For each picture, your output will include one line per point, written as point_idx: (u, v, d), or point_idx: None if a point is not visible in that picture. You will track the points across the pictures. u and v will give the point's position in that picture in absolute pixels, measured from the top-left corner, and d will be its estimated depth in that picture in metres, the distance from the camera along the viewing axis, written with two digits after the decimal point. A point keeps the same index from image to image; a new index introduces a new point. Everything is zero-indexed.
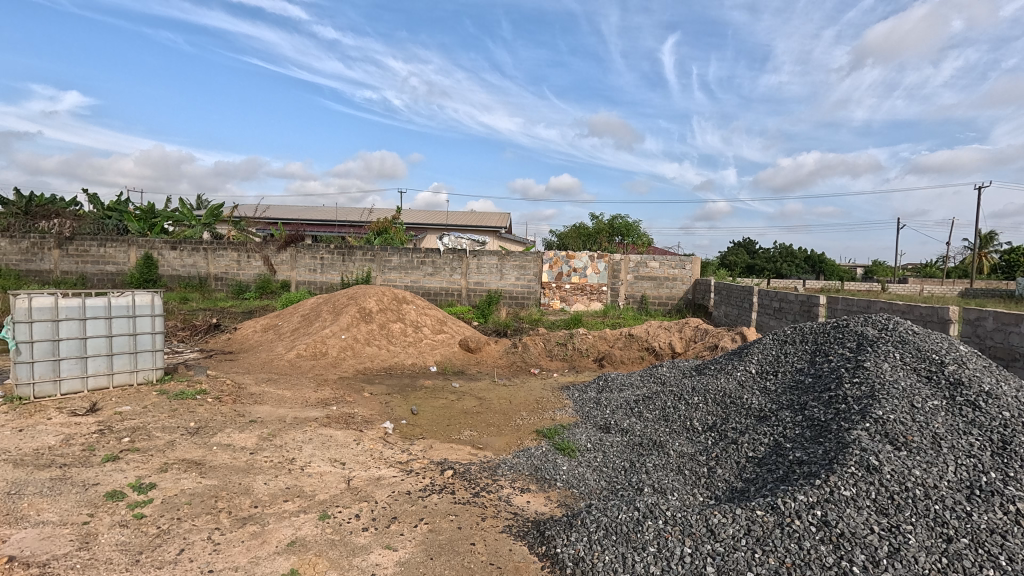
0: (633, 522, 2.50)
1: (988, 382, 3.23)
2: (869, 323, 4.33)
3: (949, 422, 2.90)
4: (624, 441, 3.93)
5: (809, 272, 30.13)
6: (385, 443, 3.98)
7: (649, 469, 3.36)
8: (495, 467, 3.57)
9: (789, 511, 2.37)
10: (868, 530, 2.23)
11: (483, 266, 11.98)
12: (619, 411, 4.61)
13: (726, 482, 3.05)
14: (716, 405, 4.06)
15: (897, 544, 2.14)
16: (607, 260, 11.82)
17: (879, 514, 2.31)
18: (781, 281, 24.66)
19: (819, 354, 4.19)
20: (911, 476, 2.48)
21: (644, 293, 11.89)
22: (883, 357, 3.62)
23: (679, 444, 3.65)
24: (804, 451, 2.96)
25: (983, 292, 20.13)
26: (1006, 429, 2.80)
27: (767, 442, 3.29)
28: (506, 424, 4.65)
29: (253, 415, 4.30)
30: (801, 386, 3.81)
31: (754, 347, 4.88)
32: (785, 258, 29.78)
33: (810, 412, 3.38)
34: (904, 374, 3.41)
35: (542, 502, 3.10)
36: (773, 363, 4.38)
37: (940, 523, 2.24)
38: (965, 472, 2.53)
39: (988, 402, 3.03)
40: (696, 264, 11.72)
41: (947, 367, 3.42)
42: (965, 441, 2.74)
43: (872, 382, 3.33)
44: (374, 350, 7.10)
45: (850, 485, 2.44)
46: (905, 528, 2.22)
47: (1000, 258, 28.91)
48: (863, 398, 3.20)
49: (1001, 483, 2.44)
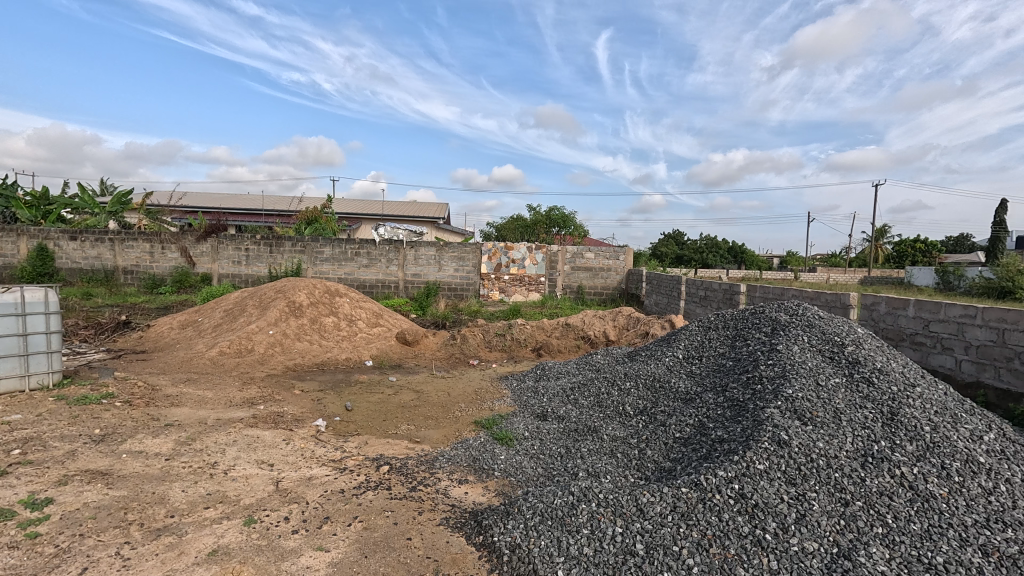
0: (567, 506, 2.57)
1: (880, 360, 3.58)
2: (782, 309, 4.67)
3: (848, 397, 3.18)
4: (560, 428, 4.02)
5: (731, 263, 32.28)
6: (317, 441, 3.84)
7: (584, 454, 3.47)
8: (433, 461, 3.55)
9: (710, 487, 2.52)
10: (778, 500, 2.41)
11: (420, 257, 11.77)
12: (555, 399, 4.71)
13: (655, 463, 3.20)
14: (646, 389, 4.25)
15: (803, 510, 2.34)
16: (544, 252, 12.06)
17: (788, 484, 2.51)
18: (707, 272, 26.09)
19: (739, 339, 4.47)
20: (815, 448, 2.71)
21: (580, 283, 12.21)
22: (794, 341, 3.93)
23: (612, 428, 3.79)
24: (724, 430, 3.16)
25: (880, 280, 22.47)
26: (894, 400, 3.12)
27: (692, 423, 3.47)
28: (444, 416, 4.62)
29: (170, 419, 4.00)
30: (722, 369, 4.06)
31: (681, 333, 5.14)
32: (711, 249, 31.71)
33: (730, 394, 3.60)
34: (811, 355, 3.71)
35: (480, 492, 3.11)
36: (698, 349, 4.64)
37: (839, 489, 2.47)
38: (860, 441, 2.79)
39: (880, 377, 3.35)
40: (629, 255, 12.15)
41: (847, 348, 3.76)
42: (861, 413, 3.02)
43: (783, 363, 3.61)
44: (306, 345, 6.79)
45: (763, 459, 2.63)
46: (810, 495, 2.42)
47: (892, 249, 32.25)
48: (776, 378, 3.45)
49: (890, 449, 2.72)
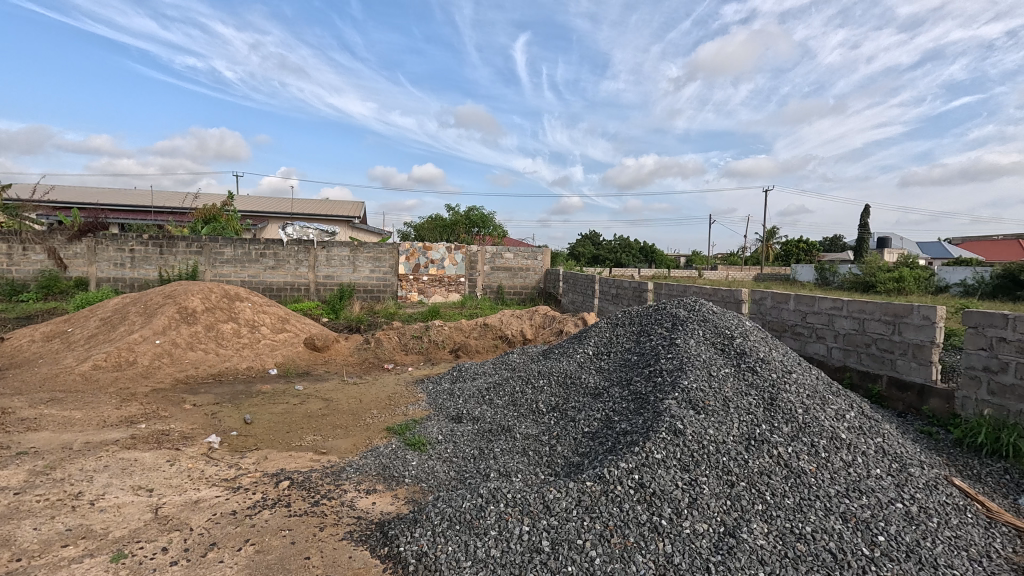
0: (475, 509, 2.55)
1: (763, 350, 3.92)
2: (681, 305, 4.98)
3: (736, 386, 3.45)
4: (475, 429, 4.00)
5: (643, 262, 34.12)
6: (208, 460, 3.51)
7: (496, 454, 3.47)
8: (339, 472, 3.38)
9: (612, 479, 2.61)
10: (673, 486, 2.55)
11: (333, 258, 11.23)
12: (471, 400, 4.68)
13: (564, 458, 3.27)
14: (558, 386, 4.35)
15: (694, 494, 2.49)
16: (464, 252, 12.01)
17: (682, 470, 2.66)
18: (622, 270, 27.35)
19: (643, 334, 4.71)
20: (706, 435, 2.90)
21: (499, 283, 12.29)
22: (691, 335, 4.20)
23: (525, 427, 3.83)
24: (628, 422, 3.30)
25: (771, 277, 24.78)
26: (774, 386, 3.42)
27: (600, 417, 3.59)
28: (354, 424, 4.42)
29: (25, 446, 3.47)
30: (628, 364, 4.25)
31: (591, 330, 5.32)
32: (624, 249, 33.33)
33: (634, 387, 3.77)
34: (705, 348, 3.98)
35: (388, 501, 3.01)
36: (607, 345, 4.82)
37: (726, 472, 2.65)
38: (746, 426, 3.02)
39: (762, 366, 3.67)
40: (546, 256, 12.41)
41: (736, 340, 4.08)
42: (746, 400, 3.28)
43: (680, 356, 3.84)
44: (199, 355, 6.21)
45: (661, 449, 2.77)
46: (701, 480, 2.59)
47: (780, 248, 35.73)
48: (674, 371, 3.66)
49: (769, 432, 2.97)
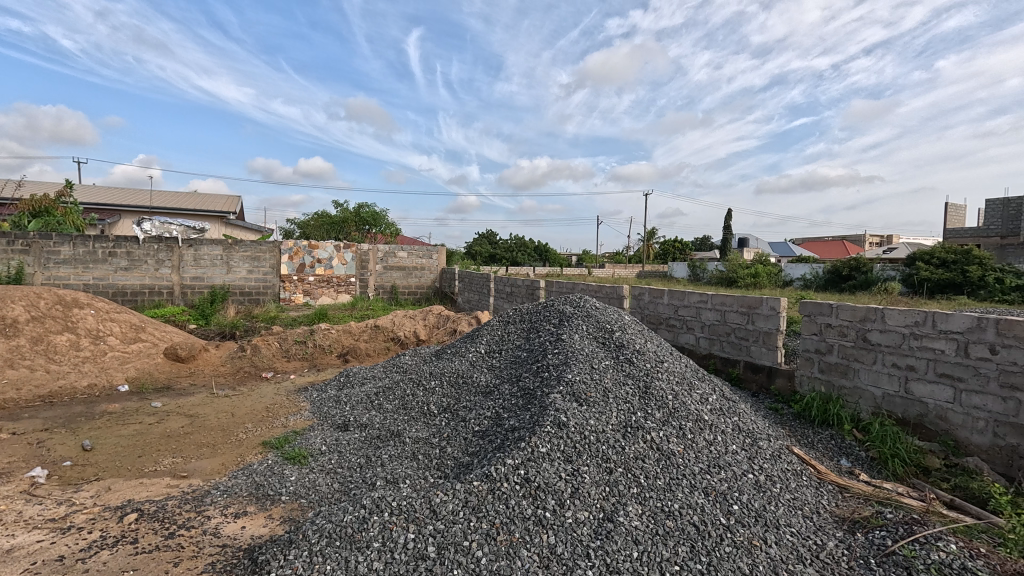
0: (357, 522, 2.42)
1: (639, 342, 4.21)
2: (567, 302, 5.18)
3: (615, 377, 3.66)
4: (362, 437, 3.81)
5: (537, 261, 35.24)
6: (30, 498, 2.95)
7: (384, 462, 3.33)
8: (202, 496, 3.02)
9: (499, 476, 2.62)
10: (557, 478, 2.62)
11: (202, 257, 10.10)
12: (359, 406, 4.46)
13: (454, 459, 3.23)
14: (450, 387, 4.29)
15: (576, 484, 2.59)
16: (354, 251, 11.47)
17: (565, 462, 2.75)
18: (517, 269, 28.00)
19: (532, 331, 4.82)
20: (588, 426, 3.03)
21: (393, 283, 11.91)
22: (575, 330, 4.38)
23: (415, 430, 3.72)
24: (516, 418, 3.34)
25: (651, 274, 26.90)
26: (648, 375, 3.68)
27: (489, 415, 3.60)
28: (223, 441, 4.00)
29: None
30: (518, 361, 4.32)
31: (483, 328, 5.34)
32: (520, 247, 34.17)
33: (523, 383, 3.84)
34: (588, 343, 4.17)
35: (261, 523, 2.74)
36: (498, 343, 4.87)
37: (605, 460, 2.79)
38: (623, 414, 3.21)
39: (638, 357, 3.93)
40: (441, 255, 12.27)
41: (615, 334, 4.34)
42: (624, 390, 3.49)
43: (566, 351, 3.98)
44: (23, 373, 5.22)
45: (546, 443, 2.84)
46: (583, 470, 2.69)
47: (659, 248, 38.95)
48: (559, 366, 3.79)
49: (644, 418, 3.18)
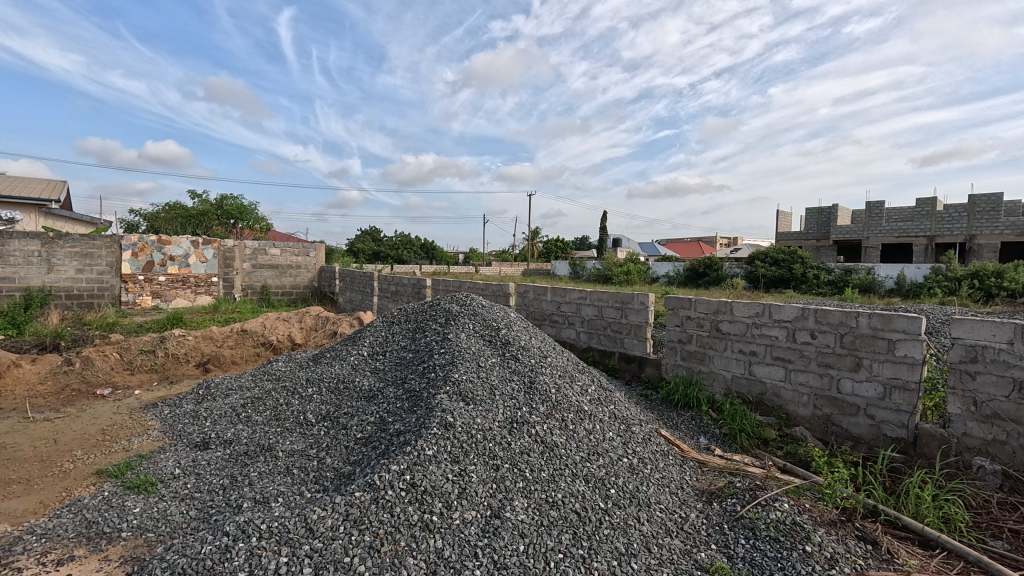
0: (218, 553, 2.14)
1: (524, 339, 4.31)
2: (453, 301, 5.14)
3: (501, 374, 3.70)
4: (226, 455, 3.41)
5: (424, 259, 34.71)
6: None
7: (252, 480, 3.01)
8: (11, 546, 2.47)
9: (383, 484, 2.49)
10: (444, 480, 2.57)
11: (11, 254, 8.33)
12: (222, 420, 3.99)
13: (333, 470, 3.02)
14: (329, 393, 4.02)
15: (464, 484, 2.56)
16: (216, 247, 10.33)
17: (452, 463, 2.70)
18: (403, 267, 27.32)
19: (418, 331, 4.70)
20: (475, 425, 3.01)
21: (263, 283, 10.90)
22: (462, 329, 4.35)
23: (289, 443, 3.42)
24: (401, 422, 3.22)
25: (535, 272, 27.91)
26: (533, 371, 3.77)
27: (373, 420, 3.43)
28: (42, 475, 3.32)
29: None
30: (403, 363, 4.17)
31: (366, 330, 5.09)
32: (405, 245, 33.36)
33: (409, 385, 3.72)
34: (475, 341, 4.17)
35: (94, 568, 2.32)
36: (382, 344, 4.68)
37: (492, 457, 2.79)
38: (510, 411, 3.25)
39: (524, 354, 4.02)
40: (320, 251, 11.47)
41: (501, 331, 4.39)
42: (509, 386, 3.54)
43: (452, 351, 3.94)
44: None
45: (432, 445, 2.77)
46: (470, 469, 2.67)
47: (542, 246, 40.55)
48: (446, 366, 3.73)
49: (529, 413, 3.25)
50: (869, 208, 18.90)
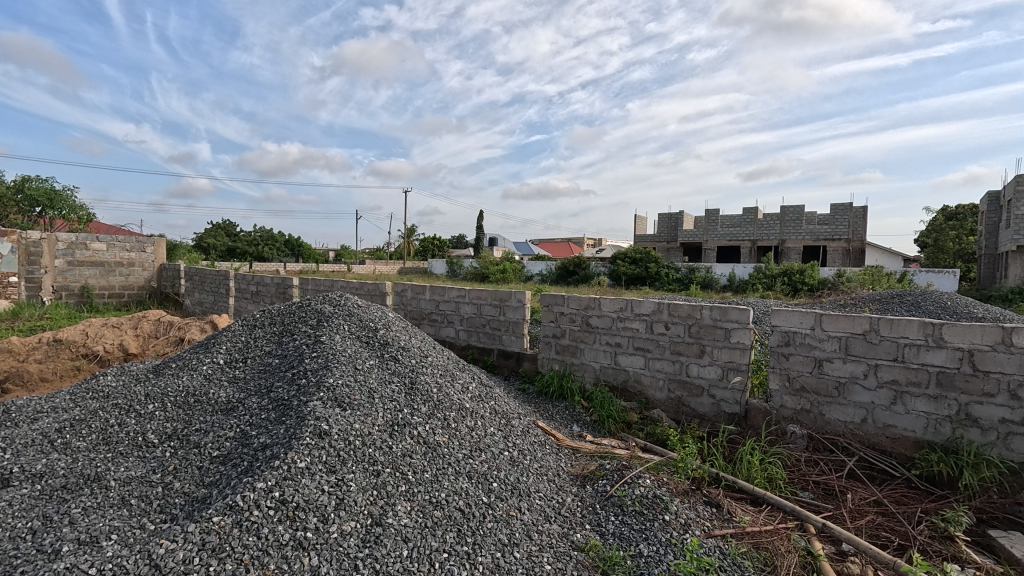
0: None
1: (404, 339, 4.19)
2: (326, 301, 4.82)
3: (380, 376, 3.55)
4: (35, 492, 2.80)
5: (289, 256, 32.14)
6: None
7: (73, 518, 2.51)
8: None
9: (247, 505, 2.24)
10: (319, 492, 2.39)
11: None
12: (29, 450, 3.27)
13: (184, 495, 2.64)
14: (177, 409, 3.51)
15: (341, 495, 2.41)
16: (15, 239, 8.46)
17: (328, 473, 2.52)
18: (265, 265, 25.02)
19: (285, 335, 4.32)
20: (353, 430, 2.84)
21: (85, 283, 9.13)
22: (336, 331, 4.10)
23: (125, 470, 2.92)
24: (267, 434, 2.92)
25: (412, 270, 27.42)
26: (413, 372, 3.68)
27: (232, 435, 3.07)
28: None
29: None
30: (268, 370, 3.80)
31: (221, 335, 4.54)
32: (266, 241, 30.57)
33: (275, 393, 3.39)
34: (350, 343, 3.95)
35: None
36: (242, 351, 4.21)
37: (372, 462, 2.67)
38: (390, 413, 3.13)
39: (403, 354, 3.91)
40: (160, 247, 10.07)
41: (379, 332, 4.22)
42: (389, 388, 3.41)
43: (326, 354, 3.68)
44: None
45: (305, 456, 2.55)
46: (348, 478, 2.52)
47: (419, 245, 39.98)
48: (318, 370, 3.47)
49: (410, 415, 3.17)
50: (708, 215, 21.72)
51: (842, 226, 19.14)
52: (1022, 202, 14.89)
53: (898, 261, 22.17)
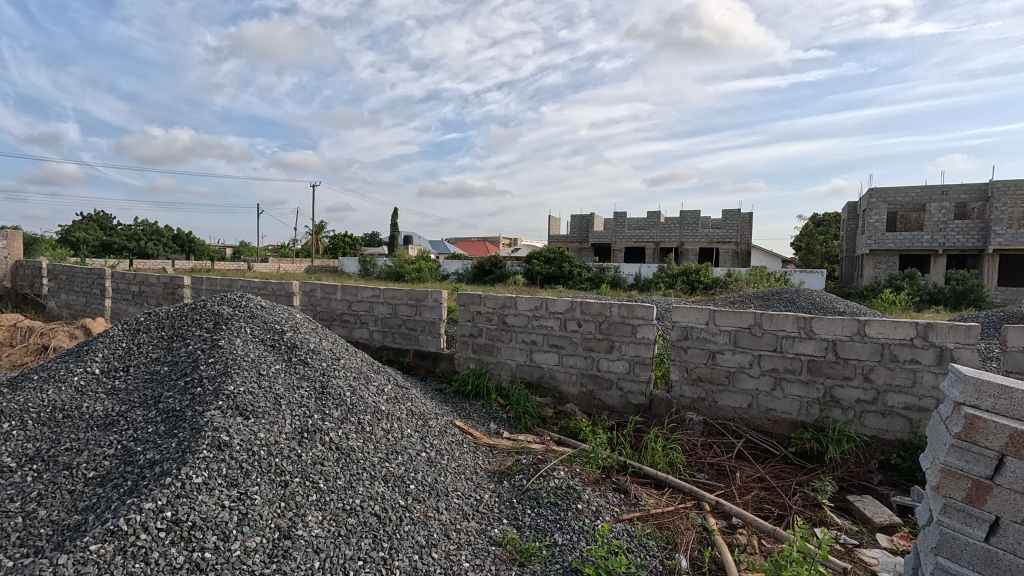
0: None
1: (313, 342, 3.99)
2: (224, 302, 4.45)
3: (287, 381, 3.35)
4: None
5: (178, 253, 29.21)
6: None
7: None
8: None
9: (132, 529, 2.02)
10: (219, 509, 2.21)
11: None
12: None
13: (51, 525, 2.32)
14: (39, 427, 3.06)
15: (244, 510, 2.24)
16: None
17: (229, 487, 2.33)
18: (149, 263, 22.54)
19: (176, 340, 3.93)
20: (256, 440, 2.65)
21: None
22: (236, 334, 3.80)
23: None
24: (155, 450, 2.64)
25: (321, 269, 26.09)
26: (323, 375, 3.51)
27: (112, 453, 2.74)
28: None
29: None
30: (155, 378, 3.44)
31: (97, 342, 4.03)
32: (150, 236, 27.56)
33: (164, 404, 3.07)
34: (253, 347, 3.69)
35: None
36: (123, 359, 3.77)
37: (279, 473, 2.51)
38: (298, 420, 2.97)
39: (313, 357, 3.72)
40: (15, 242, 8.74)
41: (285, 334, 3.98)
42: (297, 394, 3.23)
43: (224, 360, 3.40)
44: None
45: (201, 471, 2.34)
46: (252, 491, 2.35)
47: (329, 242, 38.14)
48: (216, 377, 3.20)
49: (321, 420, 3.02)
50: (616, 218, 22.89)
51: (732, 230, 21.06)
52: (874, 212, 17.29)
53: (778, 262, 24.80)
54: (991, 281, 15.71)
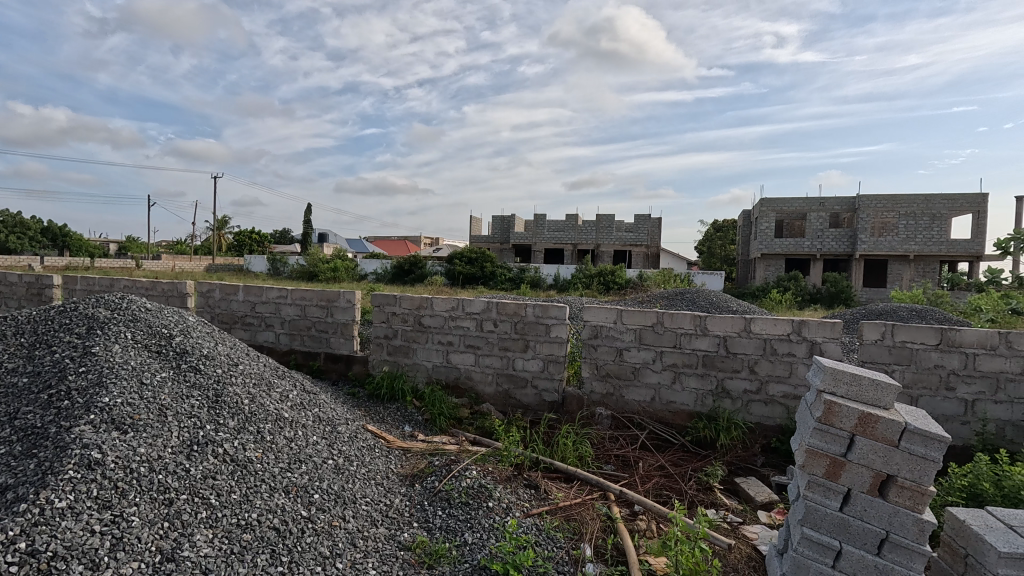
0: None
1: (206, 347, 3.68)
2: (100, 304, 3.98)
3: (174, 391, 3.06)
4: None
5: (48, 247, 25.69)
6: None
7: None
8: None
9: None
10: (87, 534, 1.98)
11: None
12: None
13: None
14: None
15: (119, 533, 2.03)
16: None
17: (101, 509, 2.10)
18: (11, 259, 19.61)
19: (39, 347, 3.46)
20: (135, 456, 2.40)
21: None
22: (113, 340, 3.41)
23: None
24: (7, 473, 2.31)
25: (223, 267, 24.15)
26: (218, 383, 3.25)
27: None
28: None
29: None
30: (10, 392, 3.00)
31: None
32: (12, 228, 23.98)
33: (21, 421, 2.69)
34: (134, 354, 3.33)
35: None
36: None
37: (162, 491, 2.29)
38: (187, 432, 2.72)
39: (206, 364, 3.43)
40: None
41: (174, 339, 3.64)
42: (187, 404, 2.96)
43: (98, 368, 3.04)
44: None
45: (65, 493, 2.08)
46: (130, 512, 2.13)
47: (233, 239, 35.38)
48: (87, 389, 2.85)
49: (214, 432, 2.80)
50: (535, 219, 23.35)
51: (643, 233, 22.25)
52: (764, 220, 19.08)
53: (683, 264, 26.59)
54: (858, 282, 17.90)
